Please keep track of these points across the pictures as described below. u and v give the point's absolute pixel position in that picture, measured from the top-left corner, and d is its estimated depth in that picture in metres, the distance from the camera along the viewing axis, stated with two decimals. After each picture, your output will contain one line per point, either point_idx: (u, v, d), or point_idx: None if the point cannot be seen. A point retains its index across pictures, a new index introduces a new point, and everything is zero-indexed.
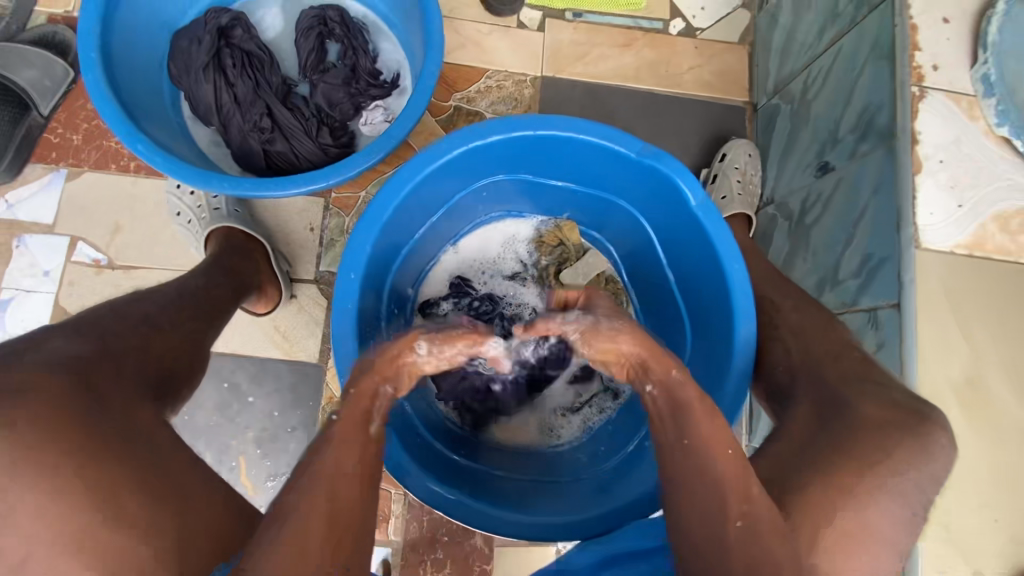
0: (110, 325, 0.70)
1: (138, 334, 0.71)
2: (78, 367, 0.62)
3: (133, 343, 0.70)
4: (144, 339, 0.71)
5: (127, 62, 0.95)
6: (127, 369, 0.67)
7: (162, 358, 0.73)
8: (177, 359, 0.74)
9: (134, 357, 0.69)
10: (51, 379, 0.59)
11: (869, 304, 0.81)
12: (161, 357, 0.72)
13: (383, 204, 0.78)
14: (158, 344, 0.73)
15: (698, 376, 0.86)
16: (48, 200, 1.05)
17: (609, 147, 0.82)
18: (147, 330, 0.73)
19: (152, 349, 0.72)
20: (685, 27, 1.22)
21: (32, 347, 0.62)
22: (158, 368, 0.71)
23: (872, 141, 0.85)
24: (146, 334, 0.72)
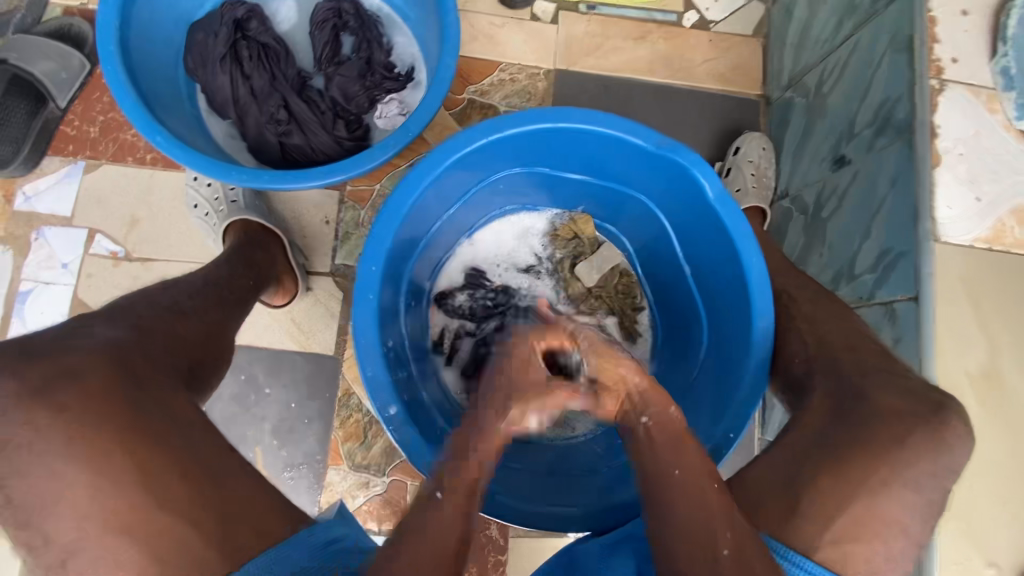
0: (142, 311, 0.70)
1: (168, 321, 0.72)
2: (116, 350, 0.62)
3: (165, 328, 0.70)
4: (174, 325, 0.72)
5: (146, 55, 0.95)
6: (162, 354, 0.67)
7: (192, 345, 0.73)
8: (204, 348, 0.75)
9: (166, 342, 0.69)
10: (90, 363, 0.60)
11: (886, 297, 0.82)
12: (190, 344, 0.73)
13: (403, 197, 0.78)
14: (186, 331, 0.73)
15: (714, 369, 0.86)
16: (66, 192, 1.06)
17: (627, 140, 0.82)
18: (175, 317, 0.73)
19: (182, 336, 0.72)
20: (699, 19, 1.22)
21: (70, 331, 0.63)
22: (189, 354, 0.72)
23: (890, 134, 0.85)
24: (175, 322, 0.73)
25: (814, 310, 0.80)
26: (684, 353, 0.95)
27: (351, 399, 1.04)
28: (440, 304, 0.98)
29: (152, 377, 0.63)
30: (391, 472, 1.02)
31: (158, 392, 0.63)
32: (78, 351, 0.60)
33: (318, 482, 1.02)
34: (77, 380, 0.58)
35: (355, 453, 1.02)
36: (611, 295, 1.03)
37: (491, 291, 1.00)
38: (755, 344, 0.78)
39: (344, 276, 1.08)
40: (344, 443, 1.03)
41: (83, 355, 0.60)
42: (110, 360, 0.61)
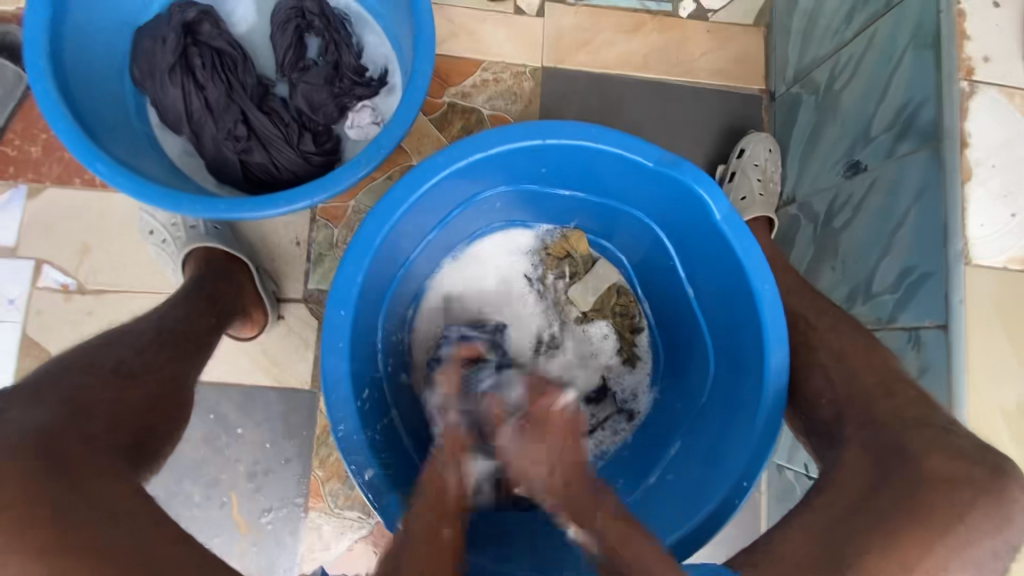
0: (75, 378, 0.64)
1: (108, 388, 0.65)
2: (38, 440, 0.55)
3: (106, 396, 0.64)
4: (116, 392, 0.65)
5: (84, 68, 0.85)
6: (98, 432, 0.60)
7: (139, 413, 0.66)
8: (156, 413, 0.68)
9: (105, 417, 0.62)
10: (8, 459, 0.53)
11: (909, 323, 0.74)
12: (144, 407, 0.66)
13: (373, 230, 0.70)
14: (131, 397, 0.66)
15: (723, 405, 0.79)
16: (7, 220, 0.96)
17: (625, 157, 0.73)
18: (117, 382, 0.66)
19: (126, 403, 0.65)
20: (696, 8, 1.12)
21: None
22: (134, 425, 0.65)
23: (913, 140, 0.77)
24: (117, 388, 0.66)
25: (836, 339, 0.74)
26: (689, 382, 0.87)
27: (331, 436, 0.96)
28: (456, 284, 0.91)
29: (91, 465, 0.57)
30: (377, 512, 0.95)
31: (96, 479, 0.56)
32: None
33: (299, 527, 0.95)
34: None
35: (338, 494, 0.95)
36: (609, 315, 0.94)
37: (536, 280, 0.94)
38: (770, 379, 0.71)
39: (319, 301, 0.99)
40: (325, 483, 0.96)
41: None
42: (31, 454, 0.54)
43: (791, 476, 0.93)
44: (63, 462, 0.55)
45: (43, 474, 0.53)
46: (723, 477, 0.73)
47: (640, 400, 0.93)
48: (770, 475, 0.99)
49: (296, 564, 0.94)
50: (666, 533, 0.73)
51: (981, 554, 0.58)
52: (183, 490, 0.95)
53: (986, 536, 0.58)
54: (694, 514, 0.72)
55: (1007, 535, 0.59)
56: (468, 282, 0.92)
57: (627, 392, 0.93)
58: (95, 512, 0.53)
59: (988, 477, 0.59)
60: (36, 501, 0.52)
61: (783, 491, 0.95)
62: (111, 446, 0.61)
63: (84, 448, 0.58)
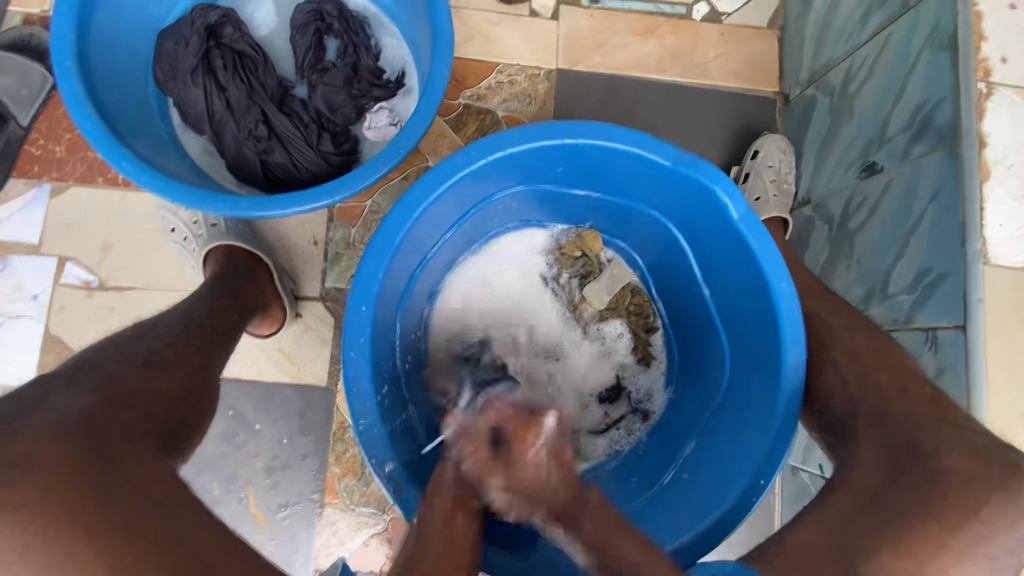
0: (111, 367, 0.65)
1: (139, 377, 0.66)
2: (81, 424, 0.57)
3: (138, 385, 0.65)
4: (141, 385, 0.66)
5: (109, 69, 0.87)
6: (134, 420, 0.62)
7: (170, 402, 0.67)
8: (185, 403, 0.69)
9: (140, 405, 0.64)
10: (57, 440, 0.54)
11: (926, 323, 0.74)
12: (168, 399, 0.67)
13: (394, 228, 0.71)
14: (163, 387, 0.67)
15: (738, 404, 0.79)
16: (32, 218, 0.98)
17: (642, 156, 0.74)
18: (149, 372, 0.67)
19: (158, 392, 0.66)
20: (710, 11, 1.13)
21: (29, 405, 0.57)
22: (165, 415, 0.66)
23: (930, 141, 0.77)
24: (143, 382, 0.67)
25: (852, 338, 0.75)
26: (703, 382, 0.87)
27: (347, 433, 0.97)
28: (471, 283, 0.92)
29: (127, 452, 0.58)
30: (392, 509, 0.96)
31: (132, 466, 0.57)
32: (37, 430, 0.54)
33: (314, 523, 0.96)
34: (39, 469, 0.52)
35: (353, 490, 0.96)
36: (623, 315, 0.95)
37: (554, 281, 0.95)
38: (786, 378, 0.71)
39: (335, 300, 1.00)
40: (341, 480, 0.96)
41: (39, 441, 0.54)
42: (77, 436, 0.55)
43: (805, 477, 0.93)
44: (102, 448, 0.56)
45: (84, 456, 0.54)
46: (738, 475, 0.73)
47: (654, 400, 0.93)
48: (784, 476, 0.99)
49: (311, 560, 0.95)
50: (683, 530, 0.73)
51: (997, 551, 0.58)
52: (200, 486, 0.96)
53: (1005, 534, 0.58)
54: (710, 512, 0.72)
55: (1020, 531, 0.58)
56: (487, 283, 0.93)
57: (642, 392, 0.94)
58: (133, 498, 0.55)
59: (1004, 475, 0.59)
60: (82, 479, 0.53)
61: (797, 492, 0.94)
62: (144, 433, 0.62)
63: (121, 435, 0.59)
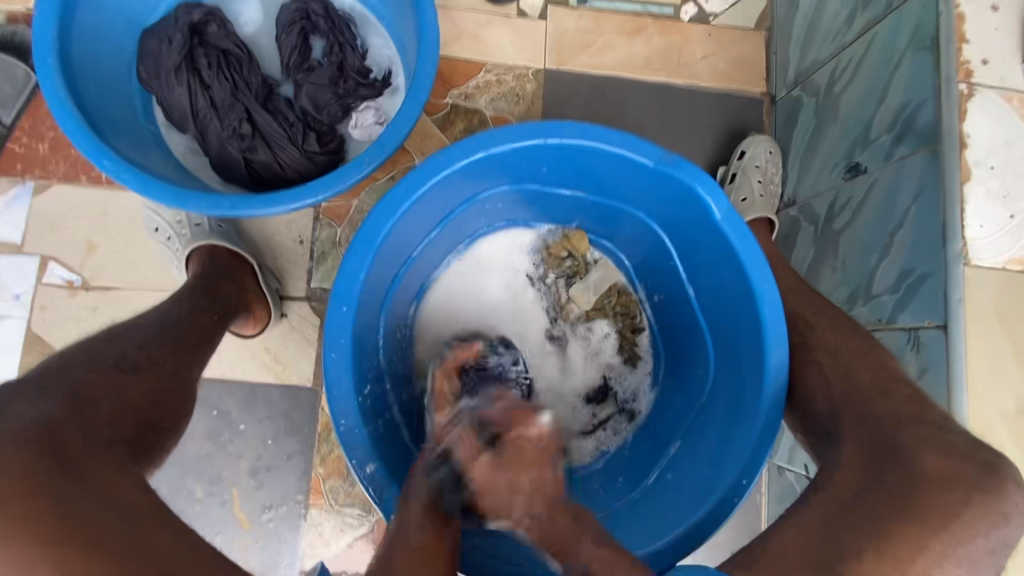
0: (80, 375, 0.64)
1: (108, 383, 0.65)
2: (43, 432, 0.56)
3: (107, 392, 0.64)
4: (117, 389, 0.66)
5: (91, 67, 0.86)
6: (99, 427, 0.61)
7: (140, 408, 0.67)
8: (156, 408, 0.69)
9: (107, 410, 0.63)
10: (19, 448, 0.53)
11: (908, 323, 0.75)
12: (138, 407, 0.66)
13: (376, 227, 0.70)
14: (134, 393, 0.67)
15: (723, 404, 0.79)
16: (14, 217, 0.97)
17: (625, 156, 0.74)
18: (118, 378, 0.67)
19: (127, 398, 0.66)
20: (698, 12, 1.13)
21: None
22: (135, 421, 0.65)
23: (913, 142, 0.78)
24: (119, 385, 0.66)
25: (835, 338, 0.75)
26: (688, 382, 0.87)
27: (332, 433, 0.97)
28: (456, 283, 0.92)
29: (90, 459, 0.57)
30: (378, 510, 0.96)
31: (96, 473, 0.56)
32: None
33: (299, 524, 0.95)
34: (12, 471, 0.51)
35: (338, 491, 0.96)
36: (610, 315, 0.95)
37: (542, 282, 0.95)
38: (769, 378, 0.71)
39: (321, 300, 1.00)
40: (326, 480, 0.96)
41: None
42: (38, 445, 0.55)
43: (791, 477, 0.93)
44: (64, 456, 0.55)
45: (45, 466, 0.53)
46: (722, 476, 0.73)
47: (640, 400, 0.93)
48: (770, 476, 1.00)
49: (296, 561, 0.95)
50: (664, 530, 0.73)
51: (979, 552, 0.58)
52: (184, 487, 0.95)
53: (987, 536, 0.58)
54: (693, 512, 0.72)
55: (1000, 532, 0.58)
56: (474, 281, 0.92)
57: (628, 392, 0.93)
58: (97, 507, 0.53)
59: (981, 476, 0.59)
60: (48, 488, 0.52)
61: (783, 492, 0.95)
62: (109, 441, 0.61)
63: (84, 443, 0.58)
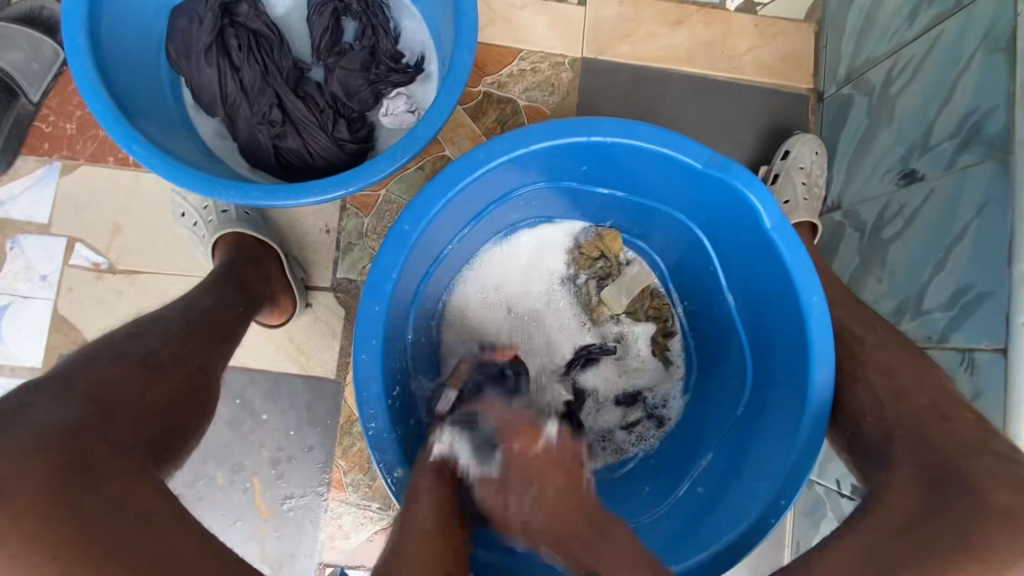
0: (100, 373, 0.61)
1: (132, 382, 0.63)
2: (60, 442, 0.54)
3: (127, 393, 0.61)
4: (139, 387, 0.63)
5: (122, 46, 0.84)
6: (123, 432, 0.59)
7: (162, 407, 0.64)
8: (178, 408, 0.66)
9: (128, 414, 0.60)
10: (34, 461, 0.52)
11: (963, 343, 0.71)
12: (160, 408, 0.64)
13: (410, 223, 0.68)
14: (156, 391, 0.64)
15: (761, 420, 0.76)
16: (42, 196, 0.96)
17: (671, 157, 0.71)
18: (142, 376, 0.64)
19: (148, 399, 0.63)
20: (744, 1, 1.08)
21: (11, 416, 0.55)
22: (158, 423, 0.63)
23: (977, 151, 0.73)
24: (141, 382, 0.63)
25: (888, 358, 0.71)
26: (721, 392, 0.84)
27: (354, 426, 0.96)
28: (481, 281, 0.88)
29: (108, 468, 0.55)
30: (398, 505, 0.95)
31: (115, 485, 0.55)
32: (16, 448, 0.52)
33: (319, 515, 0.95)
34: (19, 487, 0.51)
35: (359, 484, 0.95)
36: (642, 319, 0.91)
37: (581, 279, 0.91)
38: (812, 396, 0.68)
39: (346, 291, 0.98)
40: (347, 473, 0.95)
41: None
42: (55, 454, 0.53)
43: (821, 492, 0.91)
44: (84, 468, 0.54)
45: (61, 476, 0.52)
46: (760, 493, 0.70)
47: (671, 405, 0.90)
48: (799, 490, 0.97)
49: (315, 552, 0.95)
50: (699, 545, 0.71)
51: None
52: (206, 474, 0.95)
53: None
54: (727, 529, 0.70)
55: None
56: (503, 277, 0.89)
57: (657, 398, 0.90)
58: (117, 522, 0.52)
59: None
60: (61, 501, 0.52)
61: (811, 506, 0.92)
62: (132, 443, 0.59)
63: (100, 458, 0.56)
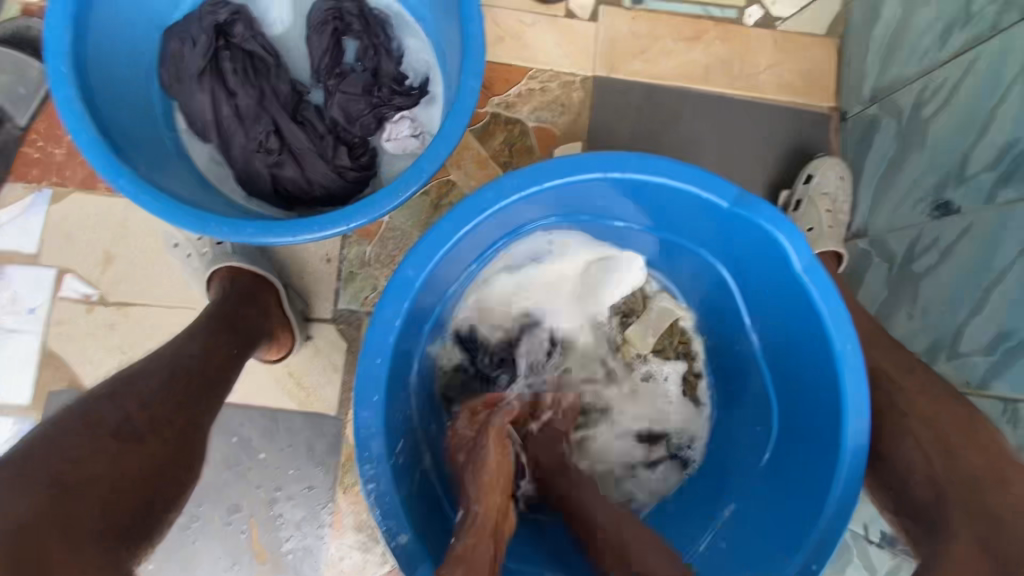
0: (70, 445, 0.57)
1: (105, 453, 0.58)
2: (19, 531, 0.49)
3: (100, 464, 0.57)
4: (114, 457, 0.59)
5: (111, 72, 0.80)
6: (90, 512, 0.54)
7: (140, 476, 0.60)
8: (158, 476, 0.62)
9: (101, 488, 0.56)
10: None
11: (1006, 392, 0.67)
12: (138, 477, 0.60)
13: (416, 265, 0.63)
14: (134, 458, 0.60)
15: (790, 470, 0.71)
16: (30, 225, 0.92)
17: (695, 193, 0.66)
18: (119, 443, 0.60)
19: (124, 469, 0.59)
20: (763, 16, 1.03)
21: None
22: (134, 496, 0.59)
23: (1020, 186, 0.69)
24: (117, 450, 0.59)
25: (929, 408, 0.67)
26: (744, 435, 0.80)
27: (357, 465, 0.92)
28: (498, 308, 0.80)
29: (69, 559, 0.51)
30: None
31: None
32: None
33: (320, 559, 0.91)
34: None
35: (362, 526, 0.91)
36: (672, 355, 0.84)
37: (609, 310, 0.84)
38: (846, 451, 0.64)
39: (348, 322, 0.94)
40: (349, 515, 0.91)
41: None
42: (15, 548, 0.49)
43: (849, 536, 0.86)
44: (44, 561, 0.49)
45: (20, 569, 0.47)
46: (792, 553, 0.65)
47: (696, 447, 0.83)
48: None
49: None
50: None
51: None
52: (202, 515, 0.91)
53: None
54: None
55: None
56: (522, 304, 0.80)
57: (684, 438, 0.83)
58: None
59: None
60: None
61: (837, 551, 0.88)
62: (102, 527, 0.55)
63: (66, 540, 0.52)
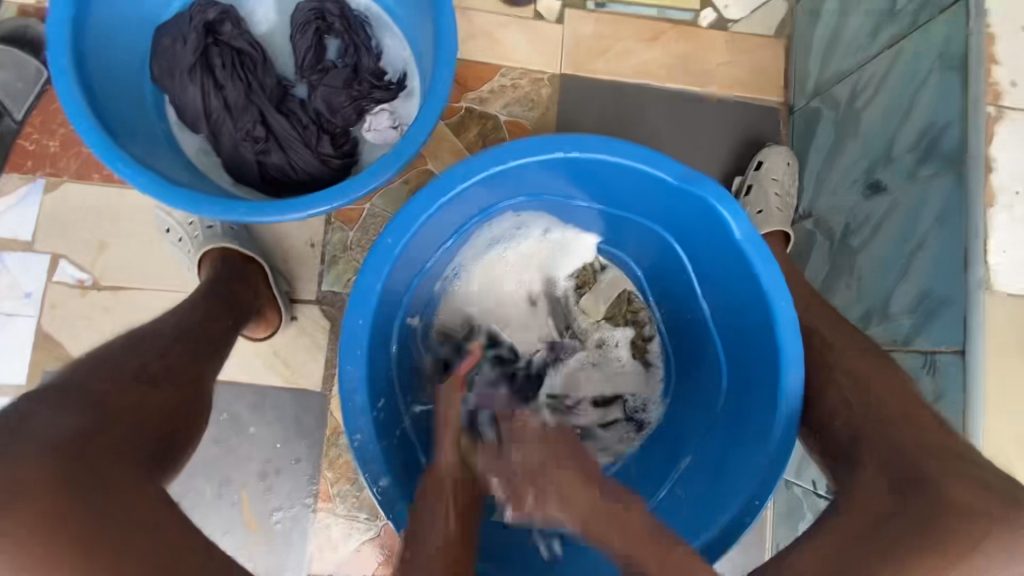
0: (99, 384, 0.63)
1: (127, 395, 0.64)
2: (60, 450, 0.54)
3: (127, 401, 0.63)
4: (139, 397, 0.64)
5: (106, 67, 0.86)
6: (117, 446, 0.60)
7: (158, 418, 0.65)
8: (175, 419, 0.67)
9: (130, 419, 0.62)
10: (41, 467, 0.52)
11: (926, 346, 0.74)
12: (158, 416, 0.65)
13: (394, 237, 0.70)
14: (153, 399, 0.66)
15: (737, 423, 0.78)
16: (25, 214, 0.97)
17: (647, 171, 0.73)
18: (139, 386, 0.65)
19: (148, 407, 0.65)
20: (716, 18, 1.11)
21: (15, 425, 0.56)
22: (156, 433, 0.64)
23: (936, 164, 0.76)
24: (139, 392, 0.65)
25: (858, 361, 0.74)
26: (698, 396, 0.87)
27: (341, 437, 0.97)
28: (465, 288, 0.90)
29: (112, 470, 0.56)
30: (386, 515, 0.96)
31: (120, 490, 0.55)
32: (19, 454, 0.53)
33: (307, 527, 0.95)
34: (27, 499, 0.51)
35: (347, 495, 0.96)
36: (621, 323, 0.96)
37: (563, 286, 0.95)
38: (785, 401, 0.71)
39: (332, 303, 1.00)
40: (334, 485, 0.96)
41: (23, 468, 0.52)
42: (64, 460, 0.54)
43: (799, 493, 0.93)
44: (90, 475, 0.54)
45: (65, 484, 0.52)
46: (738, 493, 0.72)
47: (650, 410, 0.93)
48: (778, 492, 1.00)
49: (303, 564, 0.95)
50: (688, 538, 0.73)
51: None
52: (193, 488, 0.95)
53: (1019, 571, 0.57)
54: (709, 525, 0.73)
55: None
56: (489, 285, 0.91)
57: (638, 401, 0.93)
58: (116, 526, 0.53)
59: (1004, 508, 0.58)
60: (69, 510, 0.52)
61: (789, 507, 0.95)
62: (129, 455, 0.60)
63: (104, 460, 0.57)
